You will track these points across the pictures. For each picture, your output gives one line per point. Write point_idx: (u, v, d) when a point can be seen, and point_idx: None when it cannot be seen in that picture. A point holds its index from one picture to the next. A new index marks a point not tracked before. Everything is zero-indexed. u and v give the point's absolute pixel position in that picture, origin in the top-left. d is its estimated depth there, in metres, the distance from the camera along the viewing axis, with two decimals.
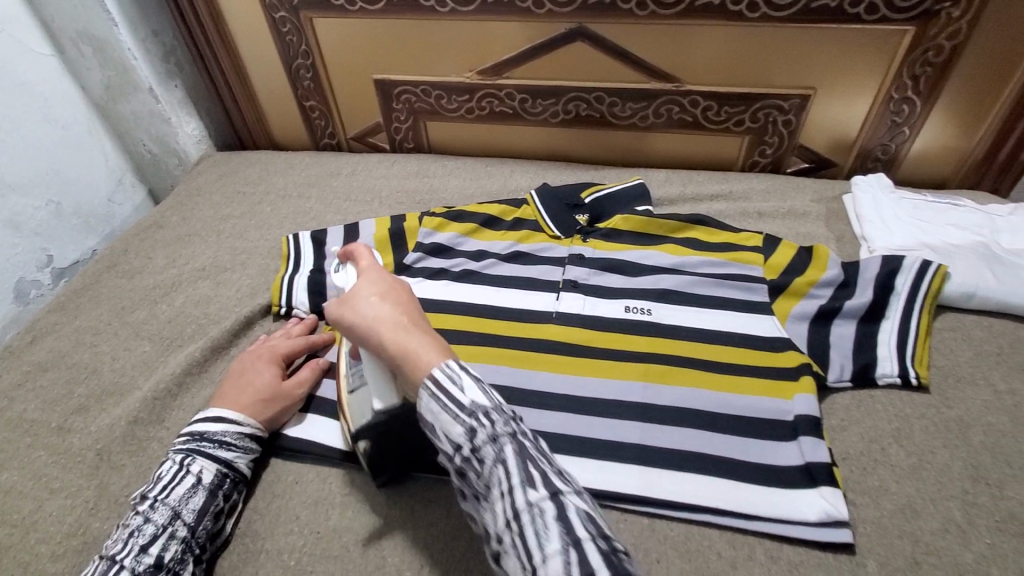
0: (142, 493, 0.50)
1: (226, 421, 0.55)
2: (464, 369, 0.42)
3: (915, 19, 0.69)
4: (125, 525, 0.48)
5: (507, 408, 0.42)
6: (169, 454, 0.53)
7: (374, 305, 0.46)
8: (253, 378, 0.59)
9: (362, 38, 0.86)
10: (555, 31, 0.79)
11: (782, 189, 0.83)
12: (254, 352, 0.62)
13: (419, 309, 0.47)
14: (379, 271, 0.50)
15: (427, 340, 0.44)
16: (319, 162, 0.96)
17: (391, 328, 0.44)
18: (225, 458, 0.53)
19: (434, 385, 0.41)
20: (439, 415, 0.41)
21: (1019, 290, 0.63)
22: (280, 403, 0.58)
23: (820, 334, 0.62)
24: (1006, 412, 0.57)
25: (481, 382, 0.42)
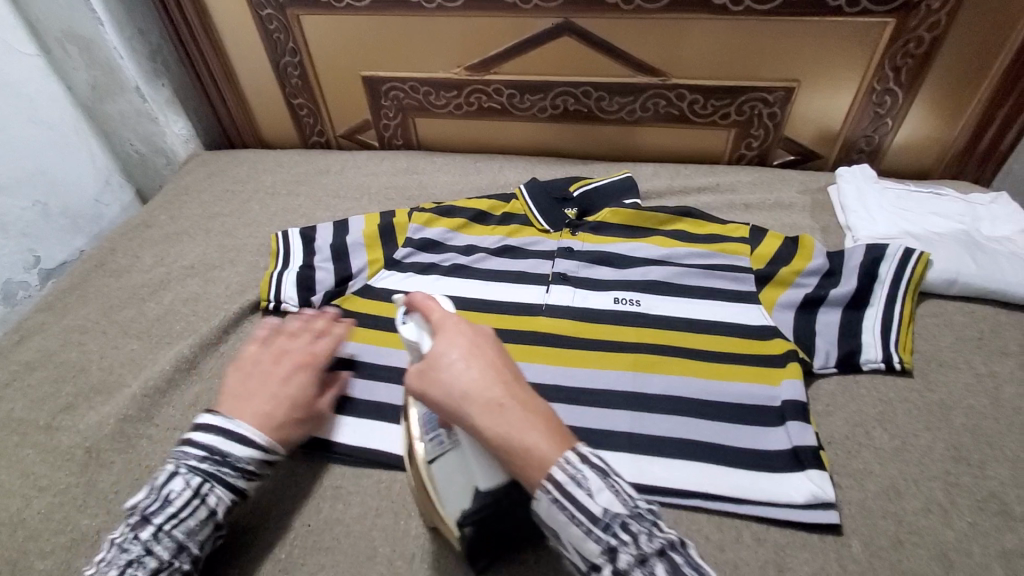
0: (148, 513, 0.45)
1: (255, 452, 0.49)
2: (585, 467, 0.38)
3: (895, 11, 0.71)
4: (123, 551, 0.43)
5: (643, 510, 0.38)
6: (181, 469, 0.47)
7: (467, 379, 0.39)
8: (284, 389, 0.54)
9: (350, 35, 0.86)
10: (542, 26, 0.79)
11: (769, 180, 0.84)
12: (287, 356, 0.57)
13: (514, 373, 0.41)
14: (457, 327, 0.43)
15: (536, 420, 0.39)
16: (308, 160, 0.96)
17: (494, 410, 0.39)
18: (242, 488, 0.49)
19: (563, 493, 0.37)
20: (568, 526, 0.37)
21: (999, 276, 0.64)
22: (305, 422, 0.54)
23: (806, 321, 0.63)
24: (986, 395, 0.58)
25: (613, 484, 0.38)
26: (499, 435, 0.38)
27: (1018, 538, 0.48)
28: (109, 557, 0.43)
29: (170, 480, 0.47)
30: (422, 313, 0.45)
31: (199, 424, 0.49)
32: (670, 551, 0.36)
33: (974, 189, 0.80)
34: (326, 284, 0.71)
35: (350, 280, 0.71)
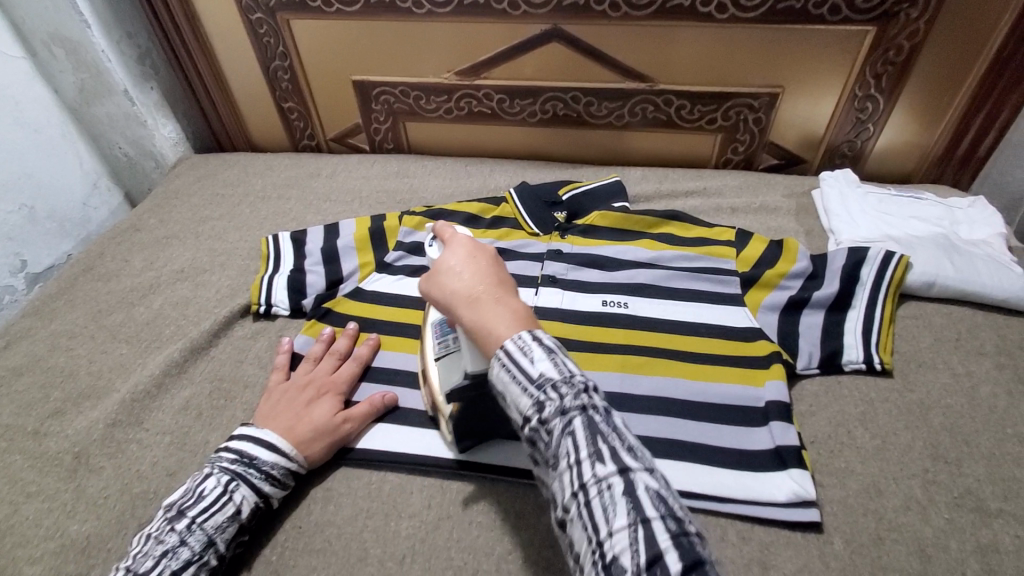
0: (184, 507, 0.48)
1: (278, 455, 0.52)
2: (533, 342, 0.39)
3: (875, 19, 0.72)
4: (159, 542, 0.46)
5: (579, 380, 0.38)
6: (215, 470, 0.51)
7: (456, 278, 0.44)
8: (308, 408, 0.57)
9: (340, 40, 0.86)
10: (531, 32, 0.80)
11: (754, 185, 0.85)
12: (302, 380, 0.60)
13: (504, 279, 0.44)
14: (464, 241, 0.47)
15: (505, 313, 0.41)
16: (298, 164, 0.96)
17: (471, 302, 0.42)
18: (267, 491, 0.51)
19: (504, 355, 0.38)
20: (508, 385, 0.38)
21: (976, 278, 0.66)
22: (329, 440, 0.56)
23: (790, 323, 0.65)
24: (964, 394, 0.59)
25: (554, 352, 0.38)
26: (474, 324, 0.41)
27: (994, 533, 0.50)
28: (144, 549, 0.45)
29: (205, 479, 0.50)
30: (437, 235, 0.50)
31: (234, 433, 0.54)
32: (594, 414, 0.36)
33: (953, 192, 0.82)
34: (317, 288, 0.71)
35: (341, 283, 0.72)
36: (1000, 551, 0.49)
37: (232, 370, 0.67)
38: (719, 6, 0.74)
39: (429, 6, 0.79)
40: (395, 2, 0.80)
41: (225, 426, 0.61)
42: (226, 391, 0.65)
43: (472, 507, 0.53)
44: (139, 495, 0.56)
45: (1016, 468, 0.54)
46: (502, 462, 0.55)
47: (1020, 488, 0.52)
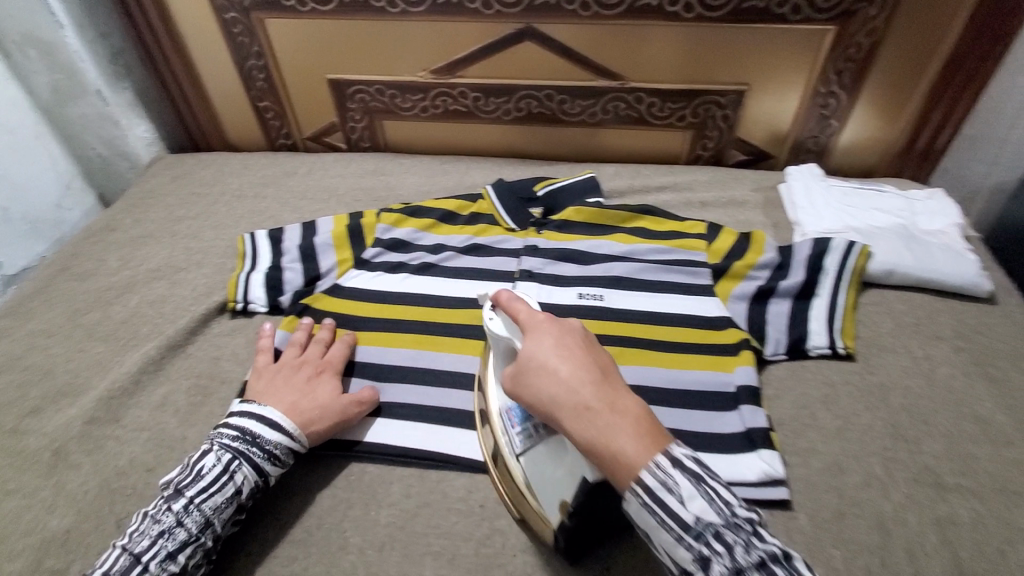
0: (182, 486, 0.49)
1: (281, 434, 0.53)
2: (678, 473, 0.38)
3: (835, 19, 0.75)
4: (157, 521, 0.47)
5: (741, 518, 0.37)
6: (215, 448, 0.52)
7: (558, 380, 0.41)
8: (311, 388, 0.58)
9: (315, 39, 0.87)
10: (505, 30, 0.81)
11: (724, 179, 0.88)
12: (295, 366, 0.60)
13: (609, 376, 0.42)
14: (549, 327, 0.45)
15: (630, 427, 0.39)
16: (275, 163, 0.96)
17: (584, 413, 0.40)
18: (267, 471, 0.52)
19: (650, 498, 0.37)
20: (658, 530, 0.38)
21: (933, 266, 0.69)
22: (335, 418, 0.56)
23: (758, 311, 0.67)
24: (922, 376, 0.62)
25: (706, 489, 0.38)
26: (588, 438, 0.39)
27: (949, 506, 0.52)
28: (143, 527, 0.47)
29: (205, 457, 0.51)
30: (503, 307, 0.48)
31: (239, 412, 0.54)
32: (770, 563, 0.36)
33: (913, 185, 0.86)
34: (295, 284, 0.71)
35: (319, 279, 0.72)
36: (955, 522, 0.51)
37: (210, 367, 0.67)
38: (686, 5, 0.76)
39: (403, 5, 0.80)
40: (369, 2, 0.80)
41: (203, 422, 0.61)
42: (204, 387, 0.65)
43: (450, 495, 0.54)
44: (117, 491, 0.56)
45: (971, 445, 0.56)
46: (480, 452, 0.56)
47: (973, 463, 0.55)
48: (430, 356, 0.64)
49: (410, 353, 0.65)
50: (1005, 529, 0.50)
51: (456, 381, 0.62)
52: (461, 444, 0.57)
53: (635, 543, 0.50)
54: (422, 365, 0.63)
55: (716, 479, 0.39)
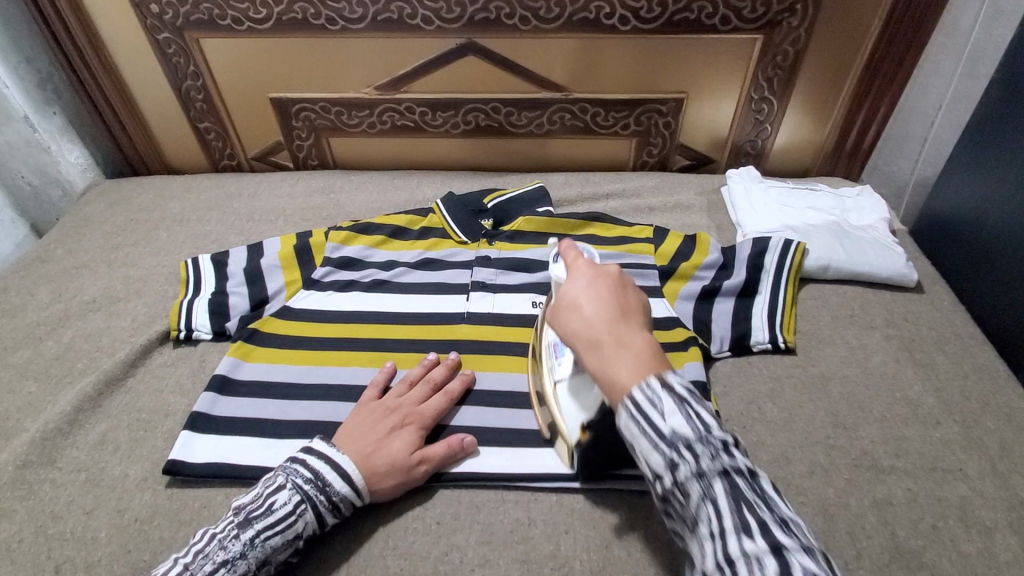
0: (251, 515, 0.48)
1: (349, 488, 0.51)
2: (665, 394, 0.40)
3: (762, 28, 0.79)
4: (221, 549, 0.47)
5: (714, 437, 0.40)
6: (289, 484, 0.50)
7: (580, 317, 0.45)
8: (388, 437, 0.54)
9: (255, 58, 0.85)
10: (446, 45, 0.82)
11: (670, 184, 0.90)
12: (393, 408, 0.57)
13: (629, 317, 0.44)
14: (588, 267, 0.48)
15: (631, 360, 0.42)
16: (218, 185, 0.93)
17: (594, 344, 0.43)
18: (328, 521, 0.50)
19: (634, 407, 0.40)
20: (638, 439, 0.40)
21: (863, 260, 0.73)
22: (401, 478, 0.53)
23: (704, 310, 0.69)
24: (859, 365, 0.65)
25: (687, 407, 0.40)
26: (596, 366, 0.43)
27: (887, 488, 0.55)
28: (207, 549, 0.47)
29: (277, 492, 0.50)
30: (561, 253, 0.51)
31: (313, 447, 0.53)
32: (733, 474, 0.39)
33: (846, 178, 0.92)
34: (241, 309, 0.70)
35: (266, 302, 0.70)
36: (892, 503, 0.54)
37: (153, 400, 0.64)
38: (622, 18, 0.78)
39: (343, 23, 0.80)
40: (307, 19, 0.80)
41: (146, 457, 0.59)
42: (146, 421, 0.62)
43: (407, 514, 0.54)
44: (54, 536, 0.53)
45: (904, 428, 0.59)
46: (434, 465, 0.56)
47: (907, 445, 0.58)
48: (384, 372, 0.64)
49: (362, 371, 0.64)
50: (937, 505, 0.53)
51: None
52: None
53: (591, 545, 0.51)
54: None
55: (701, 403, 0.41)
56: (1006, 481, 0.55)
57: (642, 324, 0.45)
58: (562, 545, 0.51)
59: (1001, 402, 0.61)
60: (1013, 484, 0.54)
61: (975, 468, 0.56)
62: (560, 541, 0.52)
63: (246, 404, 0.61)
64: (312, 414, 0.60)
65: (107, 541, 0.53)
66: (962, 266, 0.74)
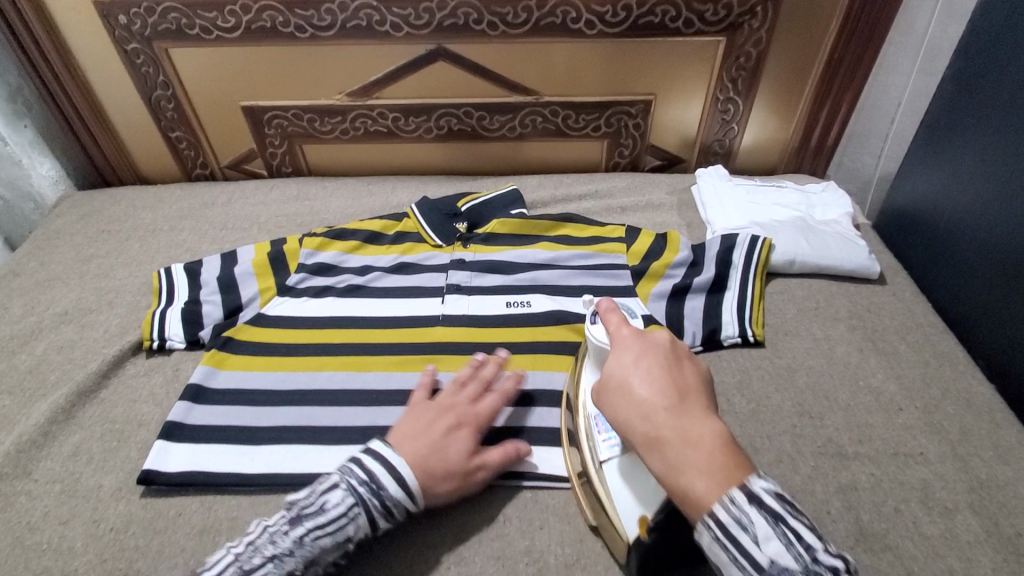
0: (303, 513, 0.48)
1: (404, 494, 0.49)
2: (755, 513, 0.37)
3: (724, 31, 0.81)
4: (270, 543, 0.47)
5: (821, 565, 0.36)
6: (343, 485, 0.49)
7: (636, 405, 0.43)
8: (448, 440, 0.53)
9: (225, 67, 0.86)
10: (417, 51, 0.83)
11: (641, 184, 0.92)
12: (448, 411, 0.55)
13: (690, 406, 0.42)
14: (635, 349, 0.47)
15: (701, 460, 0.39)
16: (191, 194, 0.93)
17: (655, 440, 0.41)
18: (383, 524, 0.49)
19: (720, 530, 0.37)
20: (730, 567, 0.37)
21: (827, 254, 0.75)
22: (459, 483, 0.52)
23: (676, 307, 0.70)
24: (824, 356, 0.67)
25: (782, 529, 0.37)
26: (659, 465, 0.41)
27: (852, 473, 0.56)
28: (258, 542, 0.47)
29: (331, 492, 0.49)
30: (606, 328, 0.51)
31: (371, 446, 0.51)
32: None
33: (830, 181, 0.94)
34: (215, 317, 0.70)
35: (240, 310, 0.70)
36: (857, 489, 0.55)
37: (127, 410, 0.64)
38: (588, 22, 0.80)
39: (312, 30, 0.81)
40: (277, 27, 0.81)
41: (120, 468, 0.59)
42: (120, 431, 0.62)
43: None
44: (29, 549, 0.52)
45: (867, 415, 0.61)
46: None
47: (871, 431, 0.60)
48: (359, 375, 0.64)
49: (336, 375, 0.64)
50: (899, 488, 0.55)
51: (386, 399, 0.62)
52: None
53: (566, 539, 0.52)
54: (351, 387, 0.63)
55: (799, 518, 0.38)
56: (965, 463, 0.57)
57: (706, 409, 0.43)
58: (537, 541, 0.52)
59: (959, 388, 0.63)
60: (971, 466, 0.56)
61: (935, 452, 0.58)
62: (536, 537, 0.52)
63: (221, 412, 0.61)
64: (288, 420, 0.60)
65: (82, 552, 0.52)
66: (921, 257, 0.77)
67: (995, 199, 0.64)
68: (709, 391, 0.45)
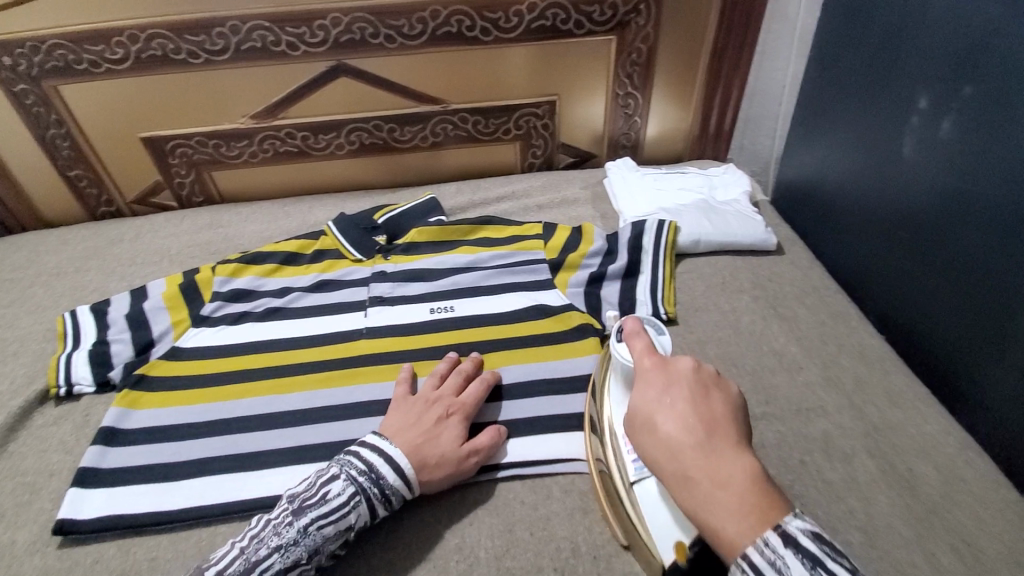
0: (307, 504, 0.49)
1: (399, 481, 0.52)
2: (789, 553, 0.37)
3: (613, 30, 0.85)
4: (276, 534, 0.48)
5: None
6: (343, 475, 0.51)
7: (662, 442, 0.43)
8: (437, 430, 0.56)
9: (120, 99, 0.83)
10: (317, 69, 0.83)
11: (556, 182, 0.95)
12: (439, 404, 0.58)
13: (719, 441, 0.42)
14: (663, 378, 0.47)
15: (732, 503, 0.39)
16: (97, 233, 0.89)
17: (684, 480, 0.42)
18: (379, 513, 0.51)
19: (754, 569, 0.37)
20: None
21: (729, 231, 0.80)
22: (453, 469, 0.54)
23: (592, 296, 0.73)
24: (731, 326, 0.71)
25: (815, 570, 0.36)
26: (690, 505, 0.41)
27: (759, 433, 0.60)
28: (262, 535, 0.48)
29: (332, 482, 0.50)
30: (631, 349, 0.51)
31: (366, 438, 0.54)
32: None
33: (751, 165, 0.98)
34: (124, 357, 0.67)
35: (152, 346, 0.68)
36: (764, 446, 0.59)
37: (35, 461, 0.61)
38: (483, 29, 0.82)
39: (206, 55, 0.80)
40: (168, 55, 0.79)
41: (31, 522, 0.56)
42: (29, 484, 0.59)
43: None
44: None
45: (772, 376, 0.65)
46: None
47: (775, 391, 0.64)
48: (283, 398, 0.63)
49: (259, 400, 0.63)
50: (803, 441, 0.59)
51: (311, 417, 0.61)
52: None
53: (495, 532, 0.53)
54: (273, 410, 0.62)
55: (839, 560, 0.36)
56: (859, 410, 0.62)
57: (735, 441, 0.43)
58: (467, 537, 0.53)
59: (852, 342, 0.68)
60: (864, 412, 0.61)
61: (833, 403, 0.62)
62: (466, 533, 0.53)
63: (137, 452, 0.59)
64: (209, 451, 0.59)
65: None
66: (812, 227, 0.83)
67: (861, 167, 0.71)
68: (741, 418, 0.45)
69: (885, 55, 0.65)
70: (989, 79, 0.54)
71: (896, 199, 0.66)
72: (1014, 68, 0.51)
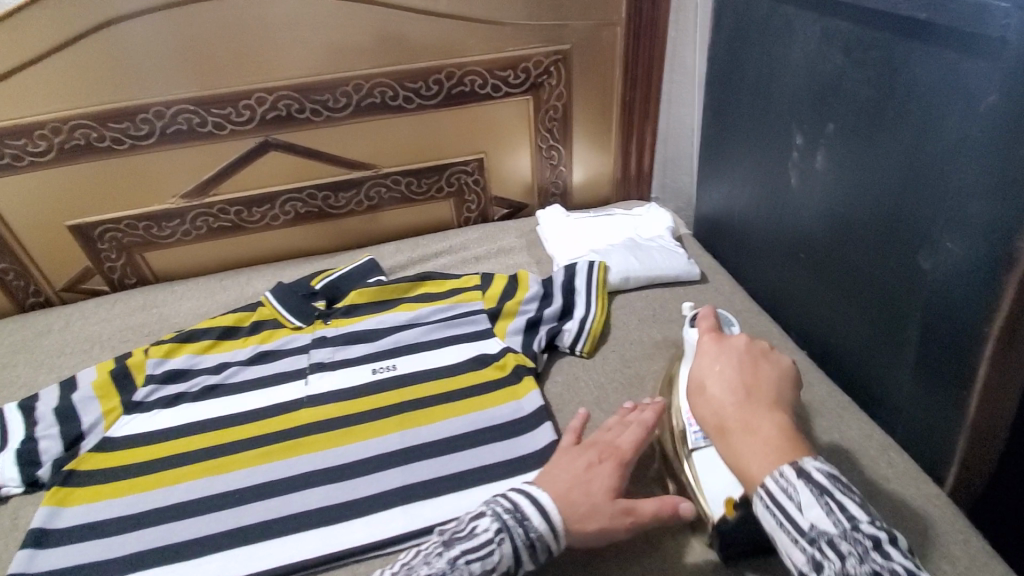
0: (456, 537, 0.48)
1: (546, 526, 0.48)
2: (801, 484, 0.41)
3: (528, 90, 0.91)
4: (425, 564, 0.46)
5: (863, 533, 0.39)
6: (490, 511, 0.49)
7: (710, 400, 0.48)
8: (591, 473, 0.52)
9: (43, 190, 0.83)
10: (246, 146, 0.85)
11: (492, 233, 0.98)
12: (594, 450, 0.54)
13: (757, 400, 0.47)
14: (717, 348, 0.52)
15: (760, 449, 0.44)
16: (21, 326, 0.86)
17: (723, 430, 0.46)
18: (523, 560, 0.47)
19: (769, 496, 0.41)
20: (777, 532, 0.41)
21: (654, 266, 0.84)
22: (607, 519, 0.49)
23: (530, 340, 0.75)
24: (665, 356, 0.74)
25: (825, 499, 0.40)
26: (727, 453, 0.45)
27: None
28: (412, 563, 0.47)
29: (480, 518, 0.49)
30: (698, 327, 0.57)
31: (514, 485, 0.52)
32: None
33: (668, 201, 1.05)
34: (53, 453, 0.65)
35: (82, 439, 0.66)
36: None
37: None
38: (406, 98, 0.87)
39: (130, 141, 0.81)
40: (92, 143, 0.80)
41: None
42: None
43: None
44: None
45: None
46: (281, 560, 0.55)
47: None
48: (221, 479, 0.62)
49: (197, 483, 0.61)
50: None
51: (251, 495, 0.60)
52: (263, 558, 0.55)
53: None
54: (210, 493, 0.60)
55: (849, 494, 0.41)
56: None
57: (774, 403, 0.47)
58: None
59: None
60: None
61: None
62: None
63: (62, 554, 0.56)
64: (144, 543, 0.57)
65: None
66: (729, 254, 0.88)
67: (760, 197, 0.77)
68: (789, 388, 0.49)
69: (762, 98, 0.72)
70: (847, 115, 0.60)
71: (793, 224, 0.72)
72: (865, 102, 0.58)
